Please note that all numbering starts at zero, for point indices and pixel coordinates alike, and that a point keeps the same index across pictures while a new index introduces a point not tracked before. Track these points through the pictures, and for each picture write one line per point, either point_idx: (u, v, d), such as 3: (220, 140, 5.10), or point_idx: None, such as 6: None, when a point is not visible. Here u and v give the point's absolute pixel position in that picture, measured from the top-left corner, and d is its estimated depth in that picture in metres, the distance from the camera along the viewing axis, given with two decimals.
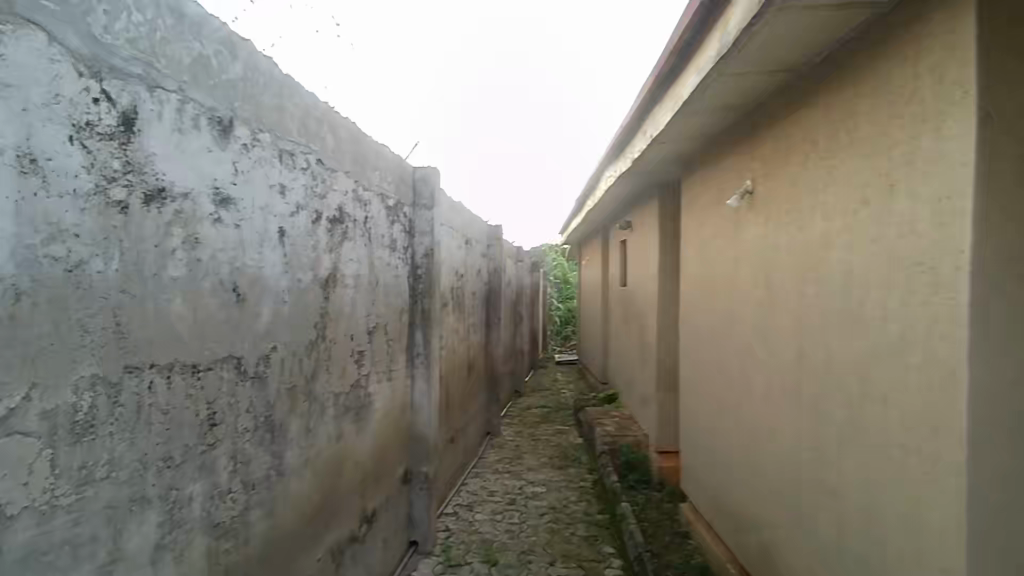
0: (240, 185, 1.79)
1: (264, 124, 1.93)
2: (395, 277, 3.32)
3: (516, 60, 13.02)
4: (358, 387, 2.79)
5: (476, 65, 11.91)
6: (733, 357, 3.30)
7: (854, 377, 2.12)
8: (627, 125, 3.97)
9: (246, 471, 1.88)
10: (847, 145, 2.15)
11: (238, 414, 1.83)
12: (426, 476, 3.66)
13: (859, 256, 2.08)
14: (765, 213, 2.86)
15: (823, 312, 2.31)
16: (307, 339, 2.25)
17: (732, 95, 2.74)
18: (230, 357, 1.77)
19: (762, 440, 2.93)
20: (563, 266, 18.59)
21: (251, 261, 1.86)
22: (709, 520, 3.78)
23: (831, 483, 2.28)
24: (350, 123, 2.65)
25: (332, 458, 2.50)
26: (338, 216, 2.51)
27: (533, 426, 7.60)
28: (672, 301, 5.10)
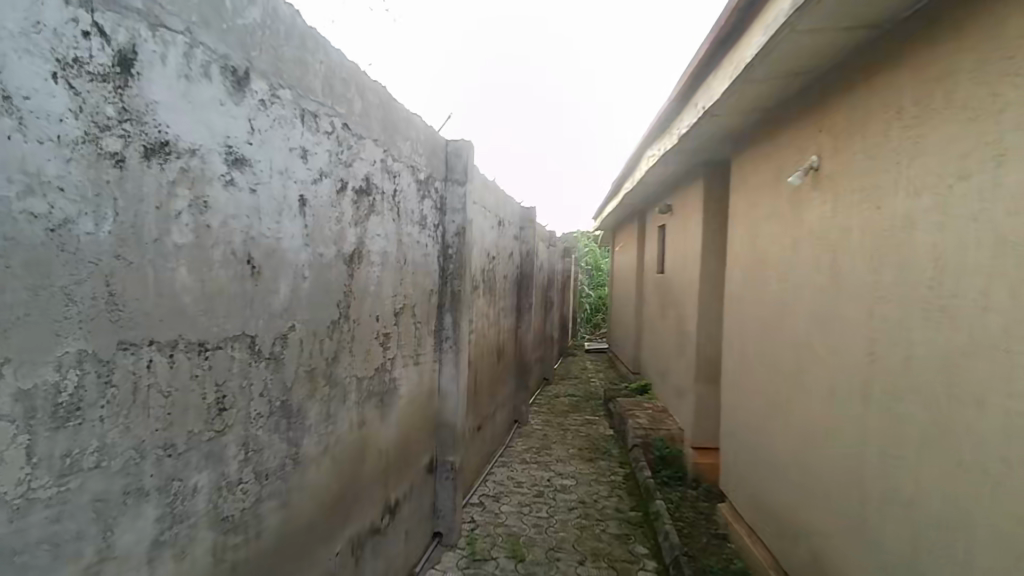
0: (256, 145, 1.61)
1: (285, 79, 1.74)
2: (425, 256, 3.14)
3: (553, 39, 12.65)
4: (383, 371, 2.62)
5: (511, 46, 11.58)
6: (786, 351, 3.03)
7: (939, 377, 1.86)
8: (676, 100, 3.69)
9: (259, 460, 1.73)
10: (942, 110, 1.87)
11: (250, 398, 1.67)
12: (451, 465, 3.51)
13: (952, 238, 1.81)
14: (832, 192, 2.58)
15: (902, 304, 2.04)
16: (329, 317, 2.09)
17: (801, 57, 2.46)
18: (242, 336, 1.61)
19: (818, 443, 2.67)
20: (595, 253, 18.27)
21: (267, 231, 1.68)
22: (750, 522, 3.55)
23: (903, 495, 2.03)
24: (379, 86, 2.45)
25: (353, 445, 2.35)
26: (365, 187, 2.33)
27: (562, 415, 7.41)
28: (715, 289, 4.82)
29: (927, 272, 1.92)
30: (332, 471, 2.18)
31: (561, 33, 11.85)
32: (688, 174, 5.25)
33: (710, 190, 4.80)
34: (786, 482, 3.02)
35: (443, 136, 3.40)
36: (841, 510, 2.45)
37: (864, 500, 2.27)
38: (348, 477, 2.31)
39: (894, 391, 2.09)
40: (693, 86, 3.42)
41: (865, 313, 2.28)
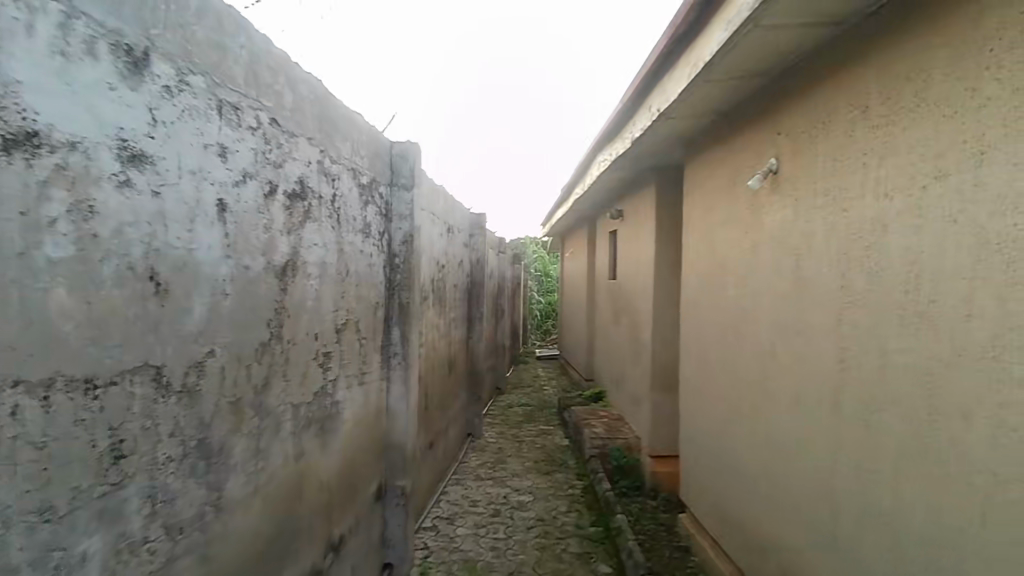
0: (159, 139, 1.35)
1: (197, 64, 1.49)
2: (369, 266, 2.89)
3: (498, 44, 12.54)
4: (324, 395, 2.37)
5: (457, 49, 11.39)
6: (748, 358, 2.95)
7: (917, 386, 1.78)
8: (629, 102, 3.59)
9: (169, 512, 1.46)
10: (913, 108, 1.80)
11: (156, 440, 1.40)
12: (402, 491, 3.26)
13: (927, 240, 1.73)
14: (793, 195, 2.50)
15: (875, 310, 1.96)
16: (257, 339, 1.83)
17: (762, 55, 2.37)
18: (145, 366, 1.34)
19: (785, 454, 2.59)
20: (544, 259, 18.25)
21: (175, 241, 1.42)
22: (712, 533, 3.45)
23: (880, 509, 1.94)
24: (314, 80, 2.21)
25: (290, 480, 2.09)
26: (299, 191, 2.08)
27: (516, 426, 7.23)
28: (670, 295, 4.75)
29: (902, 276, 1.84)
30: (265, 512, 1.91)
31: (509, 38, 11.70)
32: (640, 178, 5.18)
33: (663, 195, 4.74)
34: (752, 494, 2.93)
35: (387, 137, 3.16)
36: (812, 523, 2.36)
37: (837, 513, 2.18)
38: (284, 517, 2.05)
39: (868, 400, 2.01)
40: (648, 88, 3.32)
41: (834, 319, 2.20)
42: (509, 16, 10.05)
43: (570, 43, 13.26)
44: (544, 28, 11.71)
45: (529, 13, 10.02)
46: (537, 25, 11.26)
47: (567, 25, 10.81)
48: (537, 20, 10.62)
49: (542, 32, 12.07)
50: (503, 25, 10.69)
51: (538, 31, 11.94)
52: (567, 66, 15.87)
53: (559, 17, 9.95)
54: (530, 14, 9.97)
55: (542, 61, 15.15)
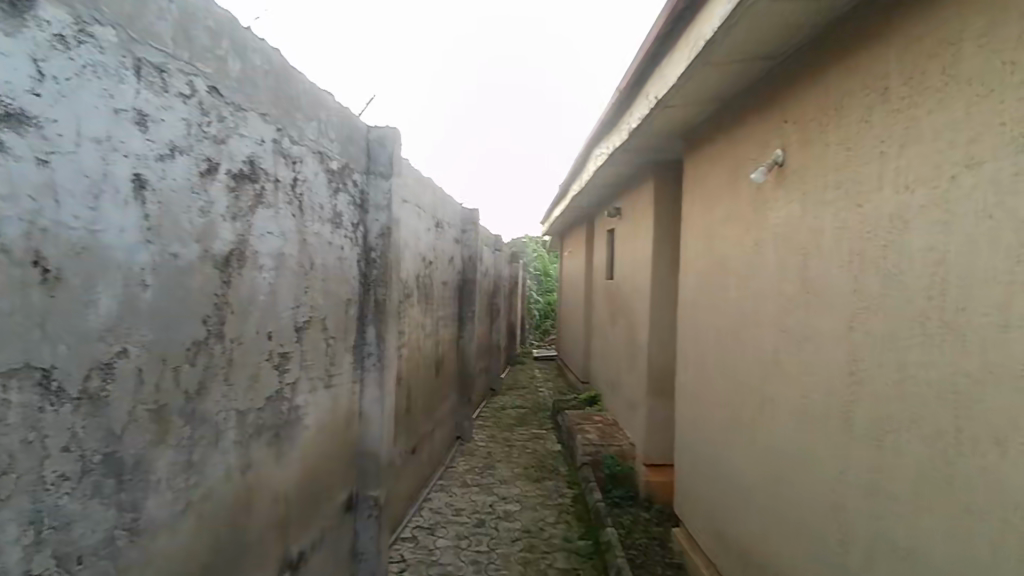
0: (48, 97, 1.13)
1: (105, 14, 1.27)
2: (339, 259, 2.67)
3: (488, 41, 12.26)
4: (279, 399, 2.14)
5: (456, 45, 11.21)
6: (749, 365, 2.72)
7: (941, 405, 1.55)
8: (625, 90, 3.37)
9: (63, 539, 1.21)
10: (939, 87, 1.57)
11: (43, 456, 1.15)
12: (375, 501, 3.03)
13: (956, 238, 1.50)
14: (800, 188, 2.27)
15: (892, 317, 1.73)
16: (189, 337, 1.60)
17: (768, 33, 2.14)
18: (25, 369, 1.11)
19: (788, 472, 2.36)
20: (544, 258, 18.02)
21: (71, 219, 1.20)
22: (707, 552, 3.21)
23: (896, 541, 1.71)
24: (268, 49, 1.99)
25: (233, 496, 1.86)
26: (248, 172, 1.87)
27: (509, 429, 6.99)
28: (668, 296, 4.53)
29: (924, 279, 1.61)
30: (199, 534, 1.69)
31: (509, 34, 11.50)
32: (639, 173, 4.95)
33: (661, 191, 4.52)
34: (750, 512, 2.70)
35: (363, 122, 2.94)
36: (817, 550, 2.13)
37: (846, 541, 1.95)
38: (226, 537, 1.82)
39: (883, 417, 1.78)
40: (644, 75, 3.10)
41: (845, 326, 1.97)
42: (506, 12, 9.82)
43: (565, 43, 13.08)
44: (542, 26, 11.47)
45: (525, 10, 9.84)
46: (534, 23, 11.08)
47: (562, 24, 10.62)
48: (531, 18, 10.44)
49: (537, 31, 11.87)
50: (500, 21, 10.51)
51: (536, 30, 11.76)
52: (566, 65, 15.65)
53: (552, 13, 9.74)
54: (527, 9, 9.76)
55: (537, 60, 15.01)
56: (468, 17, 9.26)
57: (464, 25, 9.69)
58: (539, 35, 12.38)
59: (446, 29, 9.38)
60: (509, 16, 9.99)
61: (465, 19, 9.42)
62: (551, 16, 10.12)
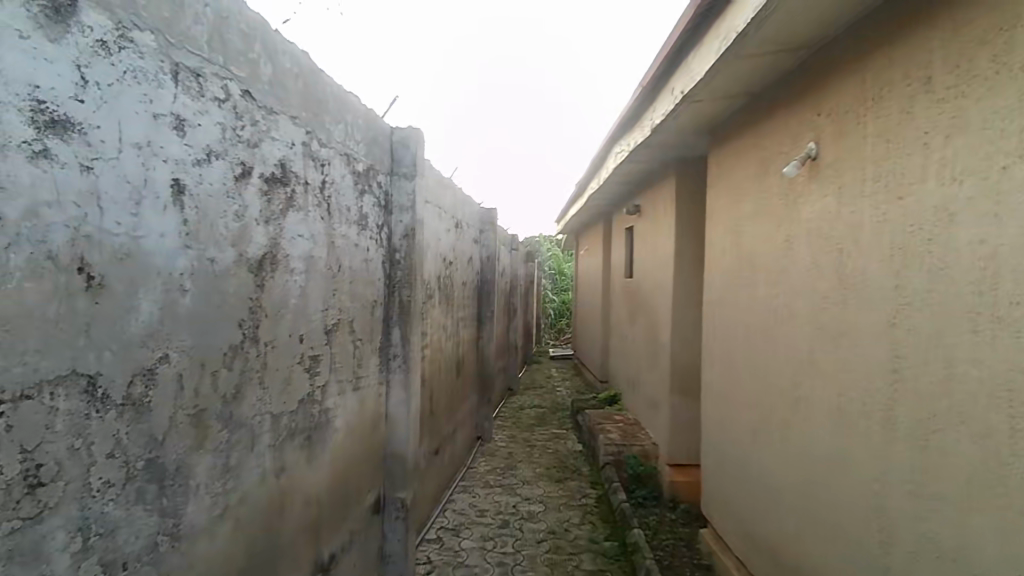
0: (91, 103, 1.13)
1: (144, 19, 1.27)
2: (365, 261, 2.66)
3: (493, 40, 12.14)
4: (310, 402, 2.14)
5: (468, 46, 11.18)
6: (781, 364, 2.67)
7: (994, 402, 1.50)
8: (649, 86, 3.33)
9: (108, 546, 1.20)
10: (989, 76, 1.52)
11: (88, 463, 1.14)
12: (402, 503, 3.02)
13: (1008, 230, 1.46)
14: (836, 182, 2.23)
15: (940, 312, 1.69)
16: (225, 342, 1.60)
17: (803, 22, 2.09)
18: (71, 376, 1.10)
19: (823, 472, 2.31)
20: (557, 257, 17.99)
21: (114, 226, 1.19)
22: (737, 553, 3.16)
23: (943, 543, 1.66)
24: (298, 52, 1.99)
25: (268, 499, 1.86)
26: (280, 175, 1.87)
27: (528, 429, 6.97)
28: (691, 294, 4.48)
29: (973, 273, 1.57)
30: (236, 537, 1.68)
31: (519, 33, 11.45)
32: (659, 170, 4.91)
33: (683, 188, 4.47)
34: (783, 514, 2.65)
35: (387, 123, 2.93)
36: (856, 552, 2.08)
37: (887, 542, 1.90)
38: (261, 540, 1.82)
39: (929, 416, 1.73)
40: (670, 70, 3.06)
41: (886, 322, 1.93)
42: (515, 11, 9.70)
43: (571, 43, 12.91)
44: (551, 25, 11.29)
45: (536, 8, 9.71)
46: (545, 21, 10.94)
47: (569, 23, 10.47)
48: (538, 17, 10.32)
49: (545, 30, 11.69)
50: (512, 20, 10.40)
51: (548, 28, 11.63)
52: (573, 64, 15.49)
53: (549, 12, 9.51)
54: (536, 6, 9.56)
55: (537, 60, 14.74)
56: (482, 13, 9.15)
57: (476, 23, 9.56)
58: (539, 34, 12.11)
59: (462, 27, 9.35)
60: (520, 14, 9.94)
61: (479, 16, 9.29)
62: (559, 14, 9.99)
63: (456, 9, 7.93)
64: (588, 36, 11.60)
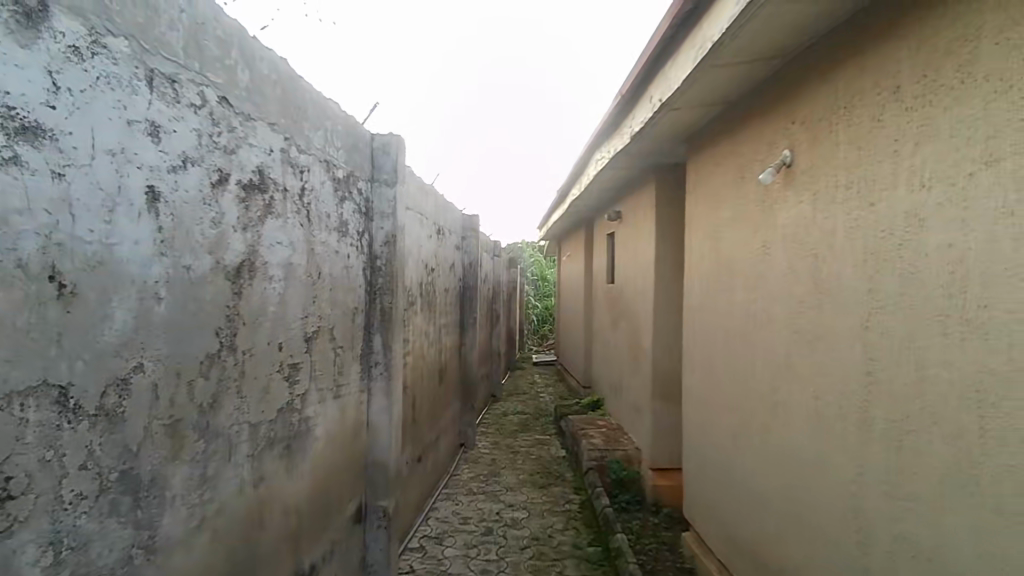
0: (63, 109, 1.12)
1: (118, 25, 1.26)
2: (345, 268, 2.65)
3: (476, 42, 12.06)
4: (290, 410, 2.12)
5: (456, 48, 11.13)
6: (760, 367, 2.71)
7: (964, 403, 1.54)
8: (628, 94, 3.37)
9: (80, 560, 1.17)
10: (955, 86, 1.57)
11: (60, 475, 1.12)
12: (384, 511, 3.00)
13: (976, 235, 1.50)
14: (810, 189, 2.27)
15: (911, 316, 1.73)
16: (202, 350, 1.58)
17: (776, 32, 2.13)
18: (43, 387, 1.08)
19: (802, 474, 2.35)
20: (540, 263, 18.05)
21: (86, 233, 1.18)
22: (720, 556, 3.18)
23: (917, 541, 1.70)
24: (275, 59, 1.98)
25: (247, 509, 1.83)
26: (258, 182, 1.85)
27: (511, 436, 6.96)
28: (671, 299, 4.52)
29: (942, 277, 1.61)
30: (214, 549, 1.66)
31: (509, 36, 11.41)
32: (639, 176, 4.96)
33: (664, 194, 4.52)
34: (763, 516, 2.68)
35: (367, 129, 2.93)
36: (833, 552, 2.11)
37: (865, 542, 1.93)
38: (240, 551, 1.79)
39: (903, 417, 1.77)
40: (648, 78, 3.10)
41: (860, 325, 1.97)
42: (505, 12, 9.62)
43: (570, 43, 12.89)
44: (540, 27, 11.20)
45: (527, 10, 9.64)
46: (537, 24, 10.89)
47: (563, 25, 10.44)
48: (534, 18, 10.22)
49: (536, 32, 11.60)
50: (506, 21, 10.32)
51: (539, 32, 11.59)
52: (562, 68, 15.46)
53: (551, 13, 9.47)
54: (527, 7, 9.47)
55: (537, 61, 14.78)
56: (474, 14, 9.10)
57: (469, 22, 9.48)
58: (546, 35, 12.31)
59: (451, 29, 9.30)
60: (510, 17, 9.92)
61: (472, 16, 9.21)
62: (552, 16, 9.96)
63: (444, 11, 7.87)
64: (579, 39, 11.59)
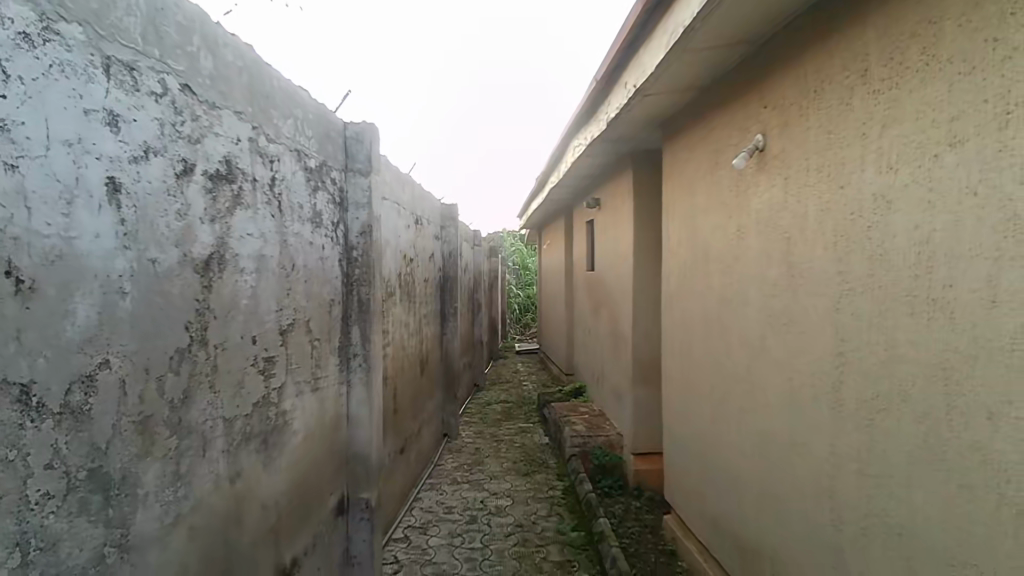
0: (13, 98, 1.08)
1: (71, 10, 1.22)
2: (320, 260, 2.61)
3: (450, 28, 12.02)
4: (266, 404, 2.09)
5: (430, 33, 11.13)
6: (735, 351, 2.75)
7: (931, 381, 1.57)
8: (602, 82, 3.37)
9: (50, 561, 1.15)
10: (921, 68, 1.58)
11: (24, 476, 1.09)
12: (366, 504, 2.99)
13: (942, 216, 1.52)
14: (782, 174, 2.29)
15: (880, 295, 1.75)
16: (171, 345, 1.55)
17: (747, 15, 2.13)
18: (2, 385, 1.05)
19: (777, 453, 2.39)
20: (521, 252, 18.10)
21: (44, 227, 1.15)
22: (699, 537, 3.24)
23: (889, 517, 1.74)
24: (238, 44, 1.93)
25: (224, 505, 1.81)
26: (225, 172, 1.81)
27: (494, 424, 6.96)
28: (650, 285, 4.55)
29: (910, 258, 1.63)
30: (192, 548, 1.64)
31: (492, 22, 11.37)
32: (617, 162, 4.95)
33: (641, 180, 4.53)
34: (742, 498, 2.71)
35: (339, 118, 2.89)
36: (809, 530, 2.15)
37: (839, 521, 1.97)
38: (218, 548, 1.77)
39: (873, 396, 1.80)
40: (622, 64, 3.09)
41: (831, 306, 2.00)
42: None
43: (555, 29, 12.88)
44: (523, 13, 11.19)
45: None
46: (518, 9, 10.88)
47: (551, 10, 10.44)
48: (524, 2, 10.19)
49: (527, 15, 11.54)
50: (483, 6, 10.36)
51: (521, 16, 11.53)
52: (548, 53, 15.42)
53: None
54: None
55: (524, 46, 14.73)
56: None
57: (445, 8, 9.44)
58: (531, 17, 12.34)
59: (426, 16, 9.22)
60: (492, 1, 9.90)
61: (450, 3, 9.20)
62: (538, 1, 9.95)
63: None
64: (564, 25, 11.59)
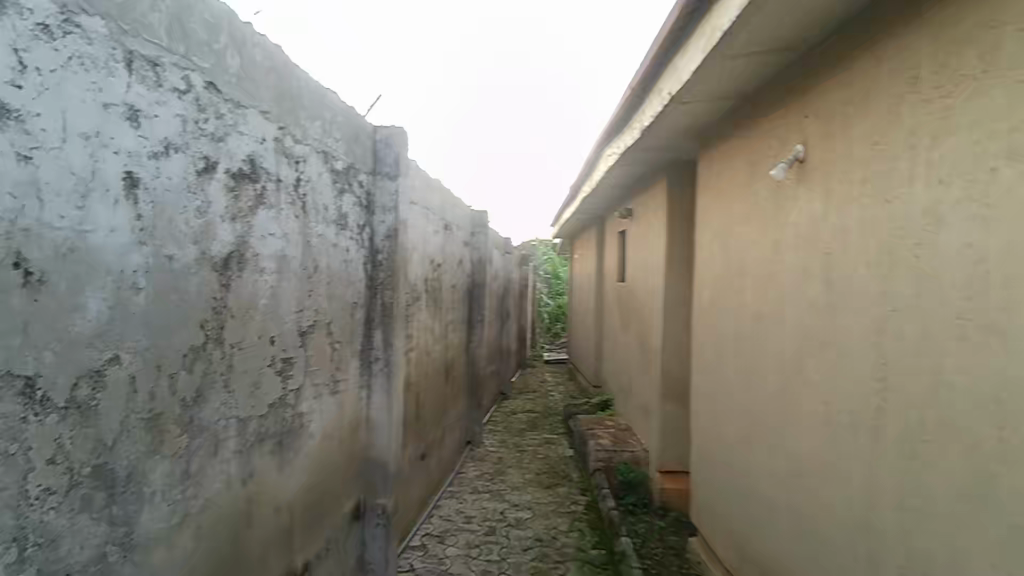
0: (30, 89, 1.07)
1: (94, 3, 1.22)
2: (344, 262, 2.60)
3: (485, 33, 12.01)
4: (283, 406, 2.07)
5: (465, 42, 11.28)
6: (769, 371, 2.62)
7: (982, 412, 1.45)
8: (638, 88, 3.29)
9: (48, 558, 1.13)
10: (978, 74, 1.47)
11: (25, 471, 1.08)
12: (383, 510, 2.95)
13: (997, 233, 1.41)
14: (824, 185, 2.17)
15: (928, 317, 1.63)
16: (185, 343, 1.54)
17: (789, 20, 2.04)
18: (6, 377, 1.04)
19: (809, 480, 2.26)
20: (553, 261, 18.04)
21: (58, 220, 1.14)
22: (726, 563, 3.10)
23: (929, 557, 1.61)
24: (267, 44, 1.92)
25: (235, 507, 1.79)
26: (249, 171, 1.81)
27: (519, 435, 6.88)
28: (682, 298, 4.42)
29: (961, 278, 1.51)
30: (200, 549, 1.62)
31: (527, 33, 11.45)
32: (652, 172, 4.85)
33: (675, 190, 4.42)
34: (772, 526, 2.58)
35: (369, 122, 2.89)
36: (844, 566, 2.02)
37: (875, 559, 1.84)
38: (226, 551, 1.75)
39: (917, 425, 1.67)
40: (658, 70, 3.01)
41: (874, 326, 1.88)
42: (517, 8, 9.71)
43: (590, 39, 12.87)
44: (558, 24, 11.24)
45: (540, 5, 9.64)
46: (554, 20, 10.97)
47: (587, 20, 10.44)
48: (559, 14, 10.23)
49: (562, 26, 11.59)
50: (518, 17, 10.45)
51: (556, 26, 11.57)
52: (584, 63, 15.41)
53: (576, 8, 9.48)
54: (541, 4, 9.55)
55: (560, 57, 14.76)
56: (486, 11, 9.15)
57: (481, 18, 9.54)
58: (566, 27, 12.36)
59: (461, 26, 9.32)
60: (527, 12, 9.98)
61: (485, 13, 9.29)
62: (574, 13, 9.99)
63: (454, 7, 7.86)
64: (599, 36, 11.57)
